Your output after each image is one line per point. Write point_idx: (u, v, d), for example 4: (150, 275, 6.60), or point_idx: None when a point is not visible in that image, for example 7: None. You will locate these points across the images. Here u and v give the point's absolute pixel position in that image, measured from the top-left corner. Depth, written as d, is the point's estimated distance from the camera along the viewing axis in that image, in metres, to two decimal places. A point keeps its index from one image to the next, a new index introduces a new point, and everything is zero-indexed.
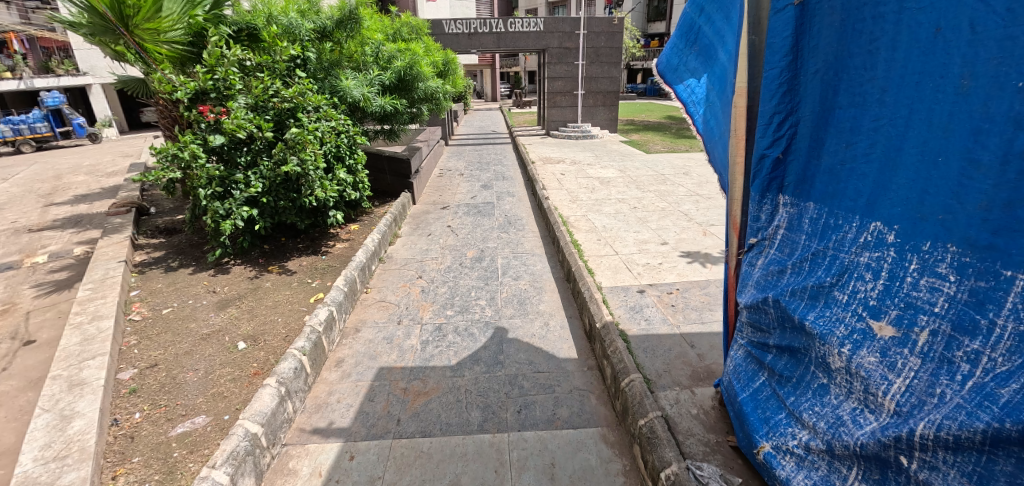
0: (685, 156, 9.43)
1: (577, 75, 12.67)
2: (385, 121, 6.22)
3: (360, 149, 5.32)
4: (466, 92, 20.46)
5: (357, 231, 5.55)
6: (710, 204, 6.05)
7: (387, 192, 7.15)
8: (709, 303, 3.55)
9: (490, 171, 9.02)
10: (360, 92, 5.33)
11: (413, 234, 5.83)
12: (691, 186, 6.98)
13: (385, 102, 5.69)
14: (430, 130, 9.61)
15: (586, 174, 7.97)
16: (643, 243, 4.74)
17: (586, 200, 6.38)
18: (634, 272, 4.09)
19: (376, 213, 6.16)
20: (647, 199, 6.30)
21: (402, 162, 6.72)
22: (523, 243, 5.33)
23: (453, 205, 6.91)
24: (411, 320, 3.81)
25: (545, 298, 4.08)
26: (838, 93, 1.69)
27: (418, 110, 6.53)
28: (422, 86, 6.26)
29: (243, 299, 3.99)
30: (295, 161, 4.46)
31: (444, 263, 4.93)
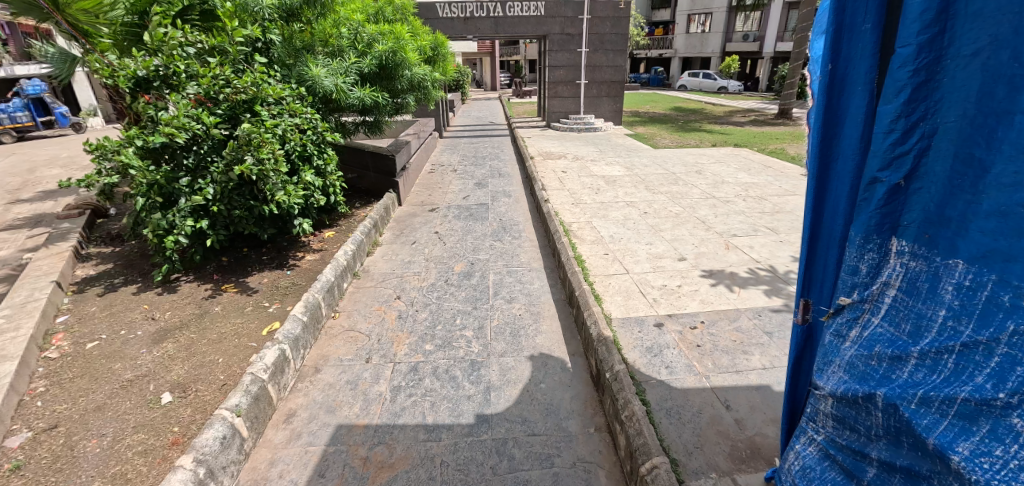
0: (695, 152, 8.74)
1: (579, 63, 11.90)
2: (364, 114, 5.51)
3: (331, 148, 4.65)
4: (463, 81, 19.69)
5: (331, 239, 4.92)
6: (730, 209, 5.38)
7: (370, 192, 6.48)
8: (741, 343, 2.92)
9: (485, 166, 8.35)
10: (332, 82, 4.61)
11: (395, 241, 5.18)
12: (705, 187, 6.31)
13: (363, 94, 4.96)
14: (422, 122, 8.92)
15: (589, 172, 7.29)
16: (658, 259, 4.08)
17: (591, 202, 5.71)
18: (649, 298, 3.44)
19: (354, 218, 5.48)
20: (659, 203, 5.62)
21: (387, 159, 6.04)
22: (520, 256, 4.67)
23: (443, 207, 6.25)
24: (382, 358, 3.17)
25: (543, 328, 3.44)
26: (1018, 89, 1.01)
27: (403, 101, 5.81)
28: (406, 75, 5.51)
29: (184, 329, 3.34)
30: (252, 160, 3.74)
31: (428, 279, 4.28)
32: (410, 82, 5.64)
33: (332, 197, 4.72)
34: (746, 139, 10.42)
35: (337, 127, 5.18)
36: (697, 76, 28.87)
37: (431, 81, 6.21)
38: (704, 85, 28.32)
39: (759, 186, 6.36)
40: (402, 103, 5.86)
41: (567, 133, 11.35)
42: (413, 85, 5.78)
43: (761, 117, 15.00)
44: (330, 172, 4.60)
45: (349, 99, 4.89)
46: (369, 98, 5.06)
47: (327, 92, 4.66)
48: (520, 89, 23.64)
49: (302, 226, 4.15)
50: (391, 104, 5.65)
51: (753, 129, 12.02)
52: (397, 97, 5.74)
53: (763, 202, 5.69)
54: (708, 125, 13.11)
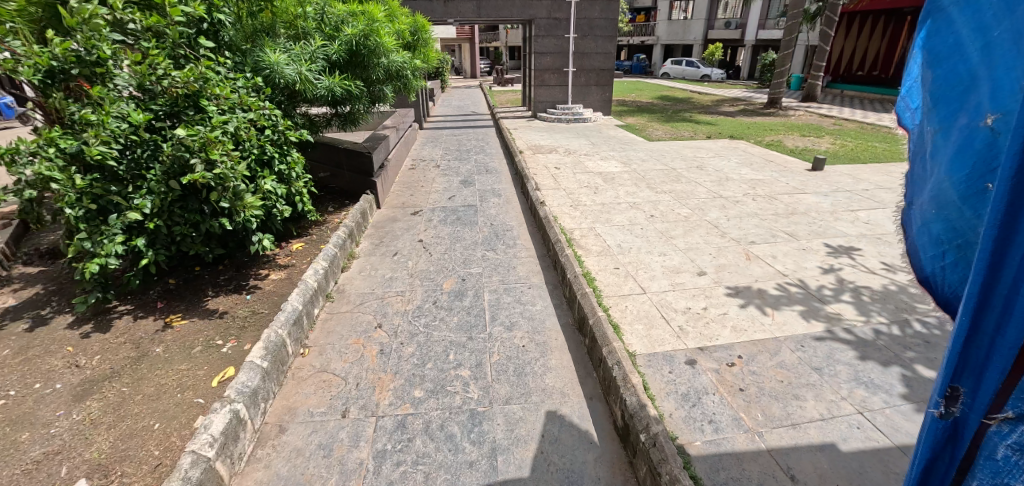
0: (692, 145, 8.33)
1: (567, 50, 11.28)
2: (336, 108, 4.80)
3: (294, 149, 3.99)
4: (443, 69, 18.88)
5: (300, 252, 4.30)
6: (741, 211, 4.96)
7: (345, 193, 5.82)
8: (790, 384, 2.50)
9: (471, 161, 7.73)
10: (296, 70, 3.93)
11: (374, 251, 4.57)
12: (710, 185, 5.88)
13: (334, 84, 4.29)
14: (401, 113, 8.22)
15: (584, 168, 6.76)
16: (676, 274, 3.60)
17: (591, 204, 5.19)
18: (673, 327, 2.97)
19: (326, 225, 4.84)
20: (665, 205, 5.15)
21: (362, 157, 5.40)
22: (517, 269, 4.14)
23: (427, 210, 5.65)
24: (362, 411, 2.63)
25: (552, 364, 2.94)
26: None
27: (380, 94, 5.14)
28: (382, 63, 4.82)
29: (114, 381, 2.72)
30: (201, 165, 3.09)
31: (413, 299, 3.69)
32: (387, 72, 4.96)
33: (298, 205, 4.07)
34: (741, 130, 10.07)
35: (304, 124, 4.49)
36: (680, 63, 28.54)
37: (412, 69, 5.52)
38: (687, 73, 28.02)
39: (766, 183, 5.98)
40: (379, 95, 5.18)
41: (555, 124, 10.79)
42: (390, 75, 5.09)
43: (749, 107, 14.74)
44: (296, 176, 3.95)
45: (317, 91, 4.21)
46: (341, 89, 4.39)
47: (290, 83, 3.99)
48: (502, 77, 22.87)
49: (260, 239, 3.50)
50: (366, 97, 4.97)
51: (744, 120, 11.71)
52: (374, 89, 5.06)
53: (775, 202, 5.30)
54: (697, 115, 12.76)
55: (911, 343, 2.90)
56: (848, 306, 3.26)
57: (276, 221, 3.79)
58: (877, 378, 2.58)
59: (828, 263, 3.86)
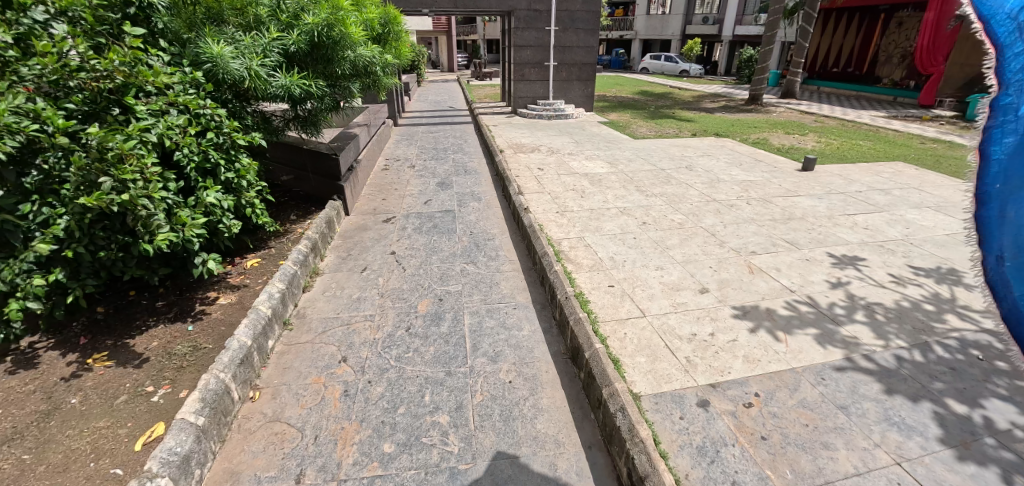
0: (678, 144, 8.06)
1: (548, 43, 10.87)
2: (296, 106, 4.21)
3: (246, 156, 3.37)
4: (419, 61, 18.23)
5: (254, 269, 3.77)
6: (737, 217, 4.69)
7: (310, 197, 5.28)
8: (816, 429, 2.20)
9: (448, 160, 7.25)
10: (244, 66, 3.29)
11: (341, 265, 4.08)
12: (702, 187, 5.59)
13: (292, 83, 3.66)
14: (373, 109, 7.66)
15: (569, 168, 6.37)
16: (677, 293, 3.27)
17: (579, 209, 4.81)
18: (680, 359, 2.63)
19: (287, 235, 4.30)
20: (658, 210, 4.83)
21: (328, 159, 4.85)
22: (500, 286, 3.72)
23: (400, 215, 5.16)
24: (320, 474, 2.19)
25: (544, 405, 2.56)
26: None
27: (346, 92, 4.58)
28: (348, 56, 4.28)
29: (11, 446, 2.20)
30: (110, 183, 2.48)
31: (384, 324, 3.24)
32: (353, 67, 4.43)
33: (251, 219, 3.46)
34: (725, 128, 9.88)
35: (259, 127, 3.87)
36: (659, 58, 28.46)
37: (381, 66, 4.99)
38: (666, 68, 28.00)
39: (758, 185, 5.74)
40: (345, 94, 4.65)
41: (536, 121, 10.38)
42: (356, 70, 4.57)
43: (729, 103, 14.69)
44: (248, 187, 3.32)
45: (271, 89, 3.59)
46: (301, 89, 3.78)
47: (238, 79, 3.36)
48: (480, 71, 22.29)
49: (198, 262, 2.88)
50: (329, 95, 4.40)
51: (727, 116, 11.57)
52: (338, 86, 4.50)
53: (770, 206, 5.04)
54: (679, 112, 12.57)
55: (937, 371, 2.65)
56: (863, 329, 3.00)
57: (222, 239, 3.19)
58: (909, 417, 2.31)
59: (835, 277, 3.61)
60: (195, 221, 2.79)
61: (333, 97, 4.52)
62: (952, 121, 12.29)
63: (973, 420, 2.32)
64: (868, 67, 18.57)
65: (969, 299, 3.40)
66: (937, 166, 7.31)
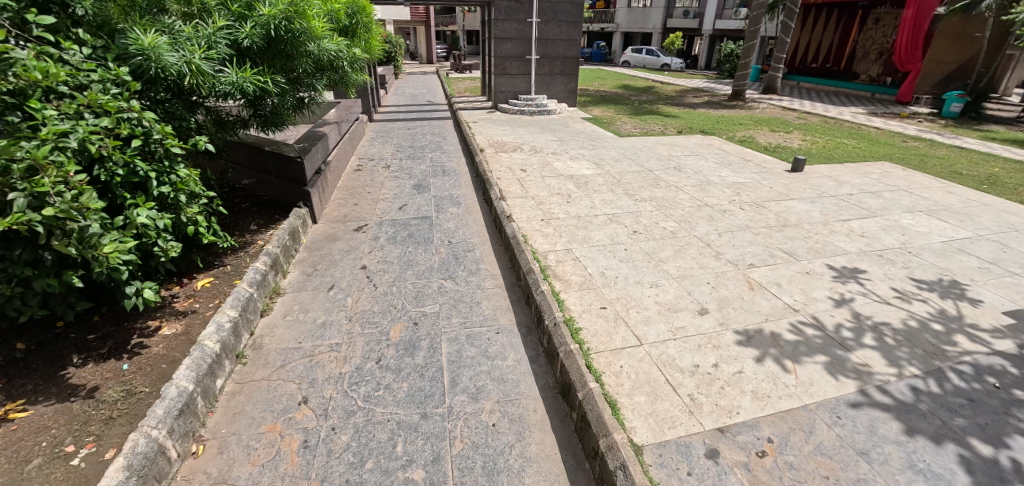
0: (664, 142, 7.81)
1: (530, 36, 10.47)
2: (252, 103, 3.68)
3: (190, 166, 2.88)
4: (395, 52, 17.54)
5: (205, 292, 3.31)
6: (731, 224, 4.46)
7: (273, 203, 4.81)
8: (839, 482, 1.96)
9: (426, 159, 6.84)
10: (184, 59, 2.76)
11: (304, 281, 3.65)
12: (692, 191, 5.35)
13: (245, 79, 3.14)
14: (344, 104, 7.17)
15: (553, 168, 6.04)
16: (674, 315, 3.00)
17: (566, 215, 4.49)
18: (684, 398, 2.36)
19: (245, 248, 3.84)
20: (649, 217, 4.55)
21: (292, 163, 4.37)
22: (481, 306, 3.38)
23: (373, 221, 4.74)
24: None
25: (533, 455, 2.25)
26: None
27: (309, 89, 4.08)
28: (310, 51, 3.78)
29: None
30: (22, 199, 1.95)
31: (352, 355, 2.86)
32: (316, 63, 3.93)
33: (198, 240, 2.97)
34: (710, 124, 9.70)
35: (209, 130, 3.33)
36: (640, 51, 28.27)
37: (349, 61, 4.51)
38: (647, 62, 27.84)
39: (749, 188, 5.54)
40: (309, 91, 4.15)
41: (518, 117, 10.01)
42: (318, 65, 4.07)
43: (712, 98, 14.57)
44: (191, 202, 2.82)
45: (219, 88, 3.06)
46: (256, 86, 3.27)
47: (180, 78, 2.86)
48: (460, 62, 21.68)
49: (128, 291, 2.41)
50: (289, 91, 3.88)
51: (711, 113, 11.42)
52: (299, 83, 3.99)
53: (763, 212, 4.84)
54: (663, 107, 12.37)
55: (954, 404, 2.47)
56: (874, 355, 2.81)
57: (160, 263, 2.69)
58: (934, 463, 2.10)
59: (838, 293, 3.41)
60: (125, 243, 2.28)
61: (294, 94, 4.01)
62: (929, 118, 12.43)
63: (1001, 464, 2.12)
64: (845, 62, 18.73)
65: (976, 316, 3.24)
66: (922, 166, 7.28)
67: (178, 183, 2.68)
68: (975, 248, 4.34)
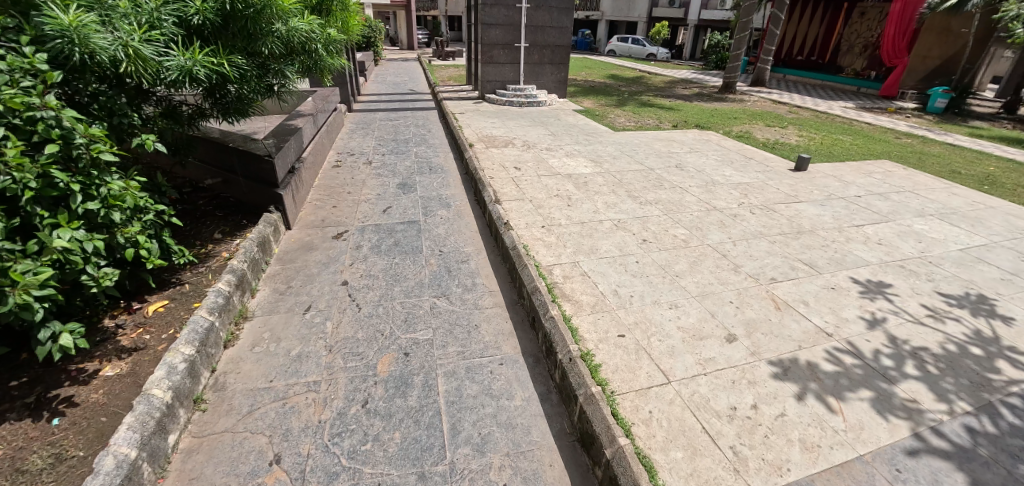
0: (661, 137, 7.49)
1: (519, 23, 9.96)
2: (211, 93, 3.08)
3: (129, 177, 2.36)
4: (375, 36, 16.77)
5: (158, 318, 2.82)
6: (745, 231, 4.17)
7: (240, 204, 4.28)
8: None
9: (411, 153, 6.34)
10: (118, 41, 2.20)
11: (276, 300, 3.18)
12: (699, 193, 5.02)
13: (196, 62, 2.58)
14: (321, 93, 6.59)
15: (549, 166, 5.62)
16: (701, 344, 2.67)
17: (568, 221, 4.11)
18: (726, 453, 2.03)
19: (206, 261, 3.34)
20: (657, 222, 4.20)
21: (261, 162, 3.86)
22: (481, 330, 2.98)
23: (354, 225, 4.26)
24: None
25: None
26: None
27: (278, 76, 3.50)
28: (276, 29, 3.20)
29: None
30: None
31: (333, 397, 2.43)
32: (284, 45, 3.36)
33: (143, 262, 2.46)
34: (704, 119, 9.42)
35: (158, 125, 2.75)
36: (625, 41, 27.90)
37: (323, 44, 3.92)
38: (633, 51, 27.51)
39: (756, 189, 5.26)
40: (278, 78, 3.56)
41: (506, 108, 9.54)
42: (286, 47, 3.48)
43: (701, 90, 14.35)
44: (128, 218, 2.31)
45: (166, 75, 2.50)
46: (211, 71, 2.70)
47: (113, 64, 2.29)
48: (443, 49, 20.91)
49: (42, 337, 2.07)
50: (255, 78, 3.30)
51: (704, 106, 11.15)
52: (266, 69, 3.40)
53: (774, 217, 4.57)
54: (654, 99, 12.05)
55: (1015, 448, 2.22)
56: (919, 388, 2.55)
57: (92, 293, 2.20)
58: None
59: (868, 313, 3.14)
60: (33, 278, 1.81)
61: (261, 82, 3.42)
62: (915, 113, 12.47)
63: None
64: (830, 56, 18.84)
65: (1014, 338, 3.02)
66: (921, 165, 7.14)
67: (110, 196, 2.17)
68: (994, 256, 4.15)
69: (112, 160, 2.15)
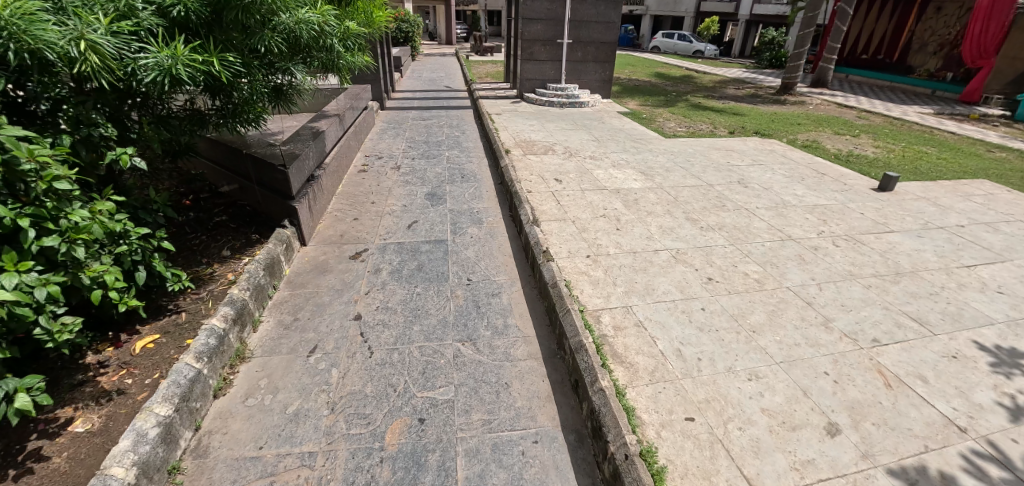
0: (717, 146, 6.75)
1: (563, 17, 9.34)
2: (211, 93, 2.65)
3: (92, 204, 1.92)
4: (414, 31, 16.52)
5: (146, 355, 2.47)
6: (830, 272, 3.48)
7: (255, 214, 3.93)
8: None
9: (443, 158, 5.90)
10: (70, 34, 1.78)
11: (279, 336, 2.77)
12: (768, 217, 4.34)
13: (178, 58, 2.12)
14: (352, 91, 6.25)
15: (594, 178, 5.06)
16: (794, 438, 2.06)
17: (617, 249, 3.54)
18: None
19: (208, 285, 2.99)
20: (722, 255, 3.58)
21: (275, 172, 3.47)
22: (512, 390, 2.46)
23: (375, 243, 3.83)
24: None
25: None
26: None
27: (284, 74, 3.01)
28: (281, 21, 2.67)
29: None
30: None
31: (329, 478, 1.98)
32: (290, 39, 2.83)
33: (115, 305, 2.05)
34: (763, 125, 8.55)
35: (143, 133, 2.34)
36: (672, 36, 26.64)
37: (341, 39, 3.41)
38: (679, 48, 26.23)
39: (836, 216, 4.52)
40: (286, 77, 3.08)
41: (546, 109, 8.98)
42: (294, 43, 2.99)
43: (756, 92, 13.30)
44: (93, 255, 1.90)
45: (142, 75, 2.08)
46: (197, 71, 2.24)
47: (71, 63, 1.85)
48: (482, 44, 20.47)
49: None
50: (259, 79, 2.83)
51: (762, 110, 10.21)
52: (271, 67, 2.92)
53: (864, 253, 3.84)
54: (705, 101, 11.19)
55: None
56: None
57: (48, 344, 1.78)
58: None
59: (1008, 398, 2.44)
60: None
61: (265, 82, 2.96)
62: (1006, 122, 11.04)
63: None
64: (899, 54, 17.06)
65: None
66: None
67: (72, 229, 1.75)
68: None
69: (69, 187, 1.73)
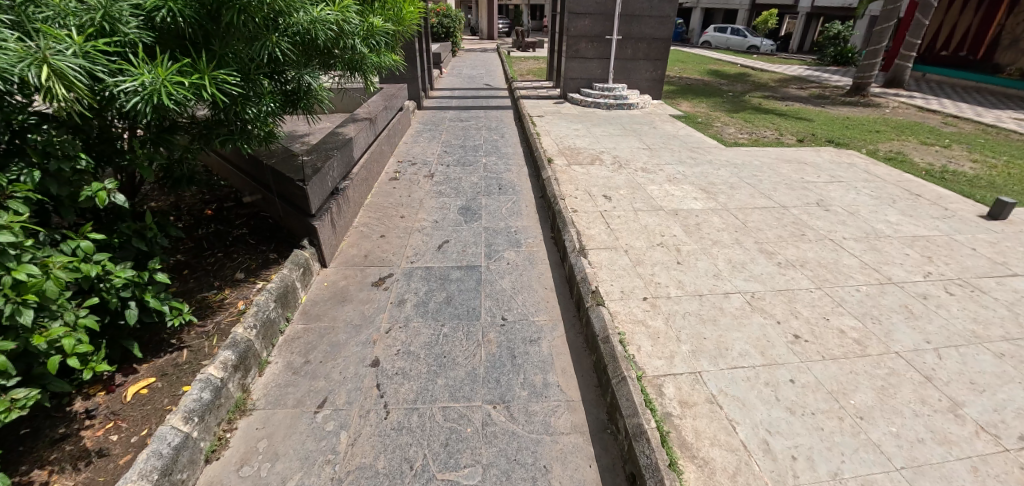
0: (787, 158, 5.99)
1: (613, 11, 8.67)
2: (216, 108, 2.33)
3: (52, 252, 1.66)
4: (455, 25, 16.16)
5: (138, 404, 2.17)
6: (948, 332, 2.81)
7: (276, 228, 3.64)
8: None
9: (479, 165, 5.48)
10: (27, 58, 1.54)
11: (288, 383, 2.43)
12: (860, 252, 3.66)
13: (163, 80, 1.85)
14: (388, 92, 5.93)
15: (648, 195, 4.50)
16: None
17: (678, 291, 3.00)
18: None
19: (216, 316, 2.69)
20: (809, 303, 2.97)
21: (294, 186, 3.14)
22: (552, 477, 1.99)
23: (401, 266, 3.45)
24: None
25: None
26: None
27: (296, 79, 2.68)
28: (297, 21, 2.33)
29: None
30: None
31: None
32: (303, 40, 2.49)
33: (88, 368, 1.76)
34: (837, 133, 7.62)
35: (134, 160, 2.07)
36: (725, 30, 25.09)
37: (364, 37, 3.04)
38: (733, 42, 24.68)
39: (942, 253, 3.77)
40: (301, 83, 2.74)
41: (591, 110, 8.39)
42: (309, 45, 2.65)
43: (822, 92, 12.12)
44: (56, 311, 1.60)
45: (123, 102, 1.82)
46: (187, 93, 1.95)
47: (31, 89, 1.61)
48: (524, 39, 19.89)
49: None
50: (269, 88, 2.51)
51: (832, 114, 9.19)
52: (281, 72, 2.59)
53: (986, 305, 3.12)
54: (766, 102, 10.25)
55: None
56: None
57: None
58: None
59: None
60: None
61: (275, 88, 2.63)
62: None
63: None
64: (985, 50, 15.09)
65: None
66: None
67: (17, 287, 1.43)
68: None
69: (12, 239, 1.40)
